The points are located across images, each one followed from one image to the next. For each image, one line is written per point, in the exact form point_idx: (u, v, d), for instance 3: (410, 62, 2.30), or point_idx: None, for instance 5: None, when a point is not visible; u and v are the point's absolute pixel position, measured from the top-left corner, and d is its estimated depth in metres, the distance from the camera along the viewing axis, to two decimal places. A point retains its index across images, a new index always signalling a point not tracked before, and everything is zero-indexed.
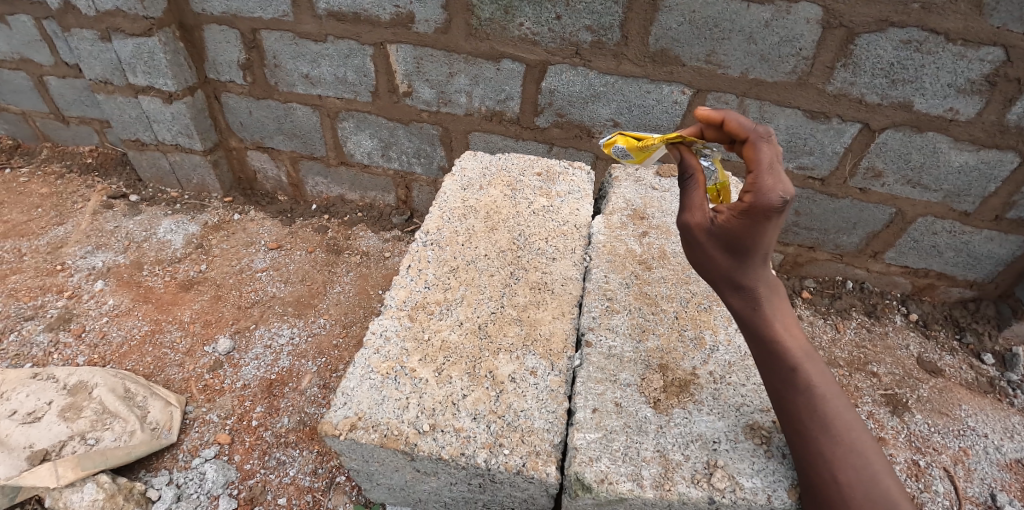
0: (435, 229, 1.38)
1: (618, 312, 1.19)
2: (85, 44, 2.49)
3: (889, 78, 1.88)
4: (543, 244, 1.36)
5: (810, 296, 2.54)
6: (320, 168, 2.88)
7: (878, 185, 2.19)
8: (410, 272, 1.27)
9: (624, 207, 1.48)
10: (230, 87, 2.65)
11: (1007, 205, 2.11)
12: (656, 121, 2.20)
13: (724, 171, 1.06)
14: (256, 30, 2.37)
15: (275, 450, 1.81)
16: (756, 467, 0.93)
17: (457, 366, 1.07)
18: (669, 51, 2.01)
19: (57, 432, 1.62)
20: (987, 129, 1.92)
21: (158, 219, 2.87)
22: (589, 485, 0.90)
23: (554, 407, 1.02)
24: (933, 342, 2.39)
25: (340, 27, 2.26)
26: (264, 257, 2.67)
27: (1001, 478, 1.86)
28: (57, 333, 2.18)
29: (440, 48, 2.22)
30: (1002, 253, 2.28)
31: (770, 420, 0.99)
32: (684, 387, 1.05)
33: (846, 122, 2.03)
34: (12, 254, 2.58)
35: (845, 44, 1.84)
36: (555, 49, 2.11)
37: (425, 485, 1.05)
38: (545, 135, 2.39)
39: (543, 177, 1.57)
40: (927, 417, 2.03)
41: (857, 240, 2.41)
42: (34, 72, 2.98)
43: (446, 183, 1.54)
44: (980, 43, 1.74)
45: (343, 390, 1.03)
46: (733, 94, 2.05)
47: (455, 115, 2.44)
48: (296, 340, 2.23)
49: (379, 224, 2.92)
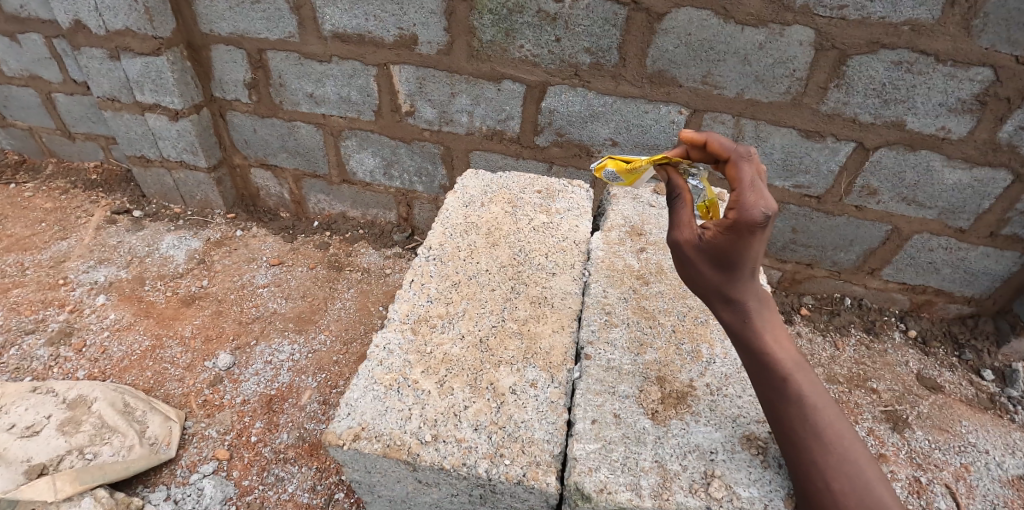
0: (437, 245, 1.41)
1: (617, 326, 1.21)
2: (95, 63, 2.54)
3: (881, 98, 1.93)
4: (543, 259, 1.38)
5: (809, 313, 2.56)
6: (322, 186, 2.92)
7: (873, 202, 2.22)
8: (412, 286, 1.29)
9: (622, 223, 1.51)
10: (235, 106, 2.70)
11: (1001, 221, 2.14)
12: (653, 140, 2.25)
13: (712, 189, 1.10)
14: (262, 50, 2.43)
15: (274, 467, 1.81)
16: (753, 477, 0.94)
17: (459, 378, 1.09)
18: (666, 72, 2.06)
19: (55, 446, 1.63)
20: (979, 147, 1.96)
21: (161, 235, 2.90)
22: (589, 495, 0.91)
23: (554, 418, 1.03)
24: (932, 358, 2.40)
25: (344, 48, 2.32)
26: (266, 273, 2.69)
27: (1004, 494, 1.85)
28: (57, 347, 2.19)
29: (442, 68, 2.28)
30: (998, 270, 2.30)
31: (766, 431, 1.00)
32: (682, 398, 1.06)
33: (840, 141, 2.07)
34: (15, 268, 2.60)
35: (837, 66, 1.89)
36: (555, 69, 2.16)
37: (427, 496, 1.06)
38: (545, 153, 2.43)
39: (543, 194, 1.60)
40: (927, 433, 2.04)
41: (853, 257, 2.44)
42: (43, 89, 3.04)
43: (449, 199, 1.57)
44: (970, 64, 1.78)
45: (347, 401, 1.04)
46: (729, 114, 2.10)
47: (457, 134, 2.48)
48: (296, 356, 2.24)
49: (380, 241, 2.94)
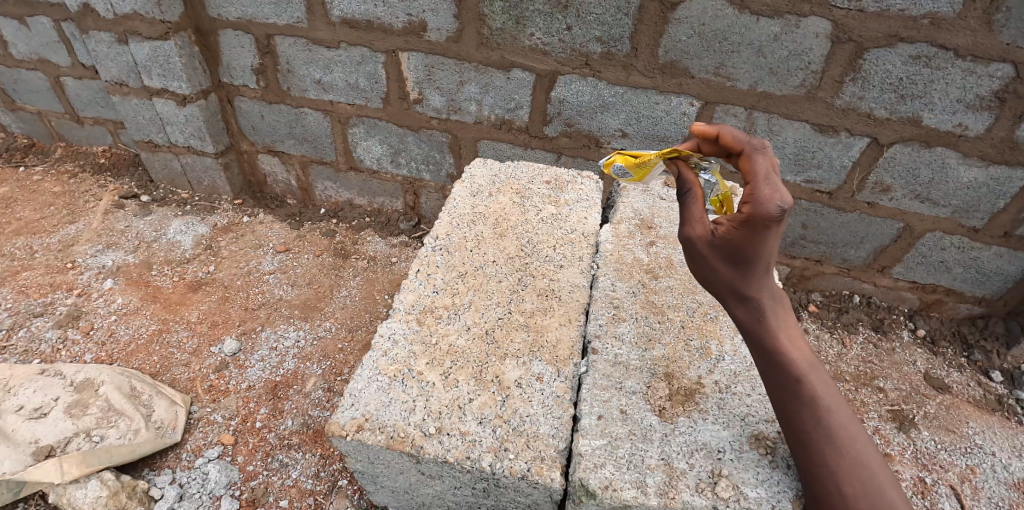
0: (445, 235, 1.40)
1: (625, 320, 1.20)
2: (103, 46, 2.53)
3: (897, 93, 1.89)
4: (550, 252, 1.37)
5: (816, 310, 2.54)
6: (329, 174, 2.91)
7: (886, 199, 2.18)
8: (418, 276, 1.28)
9: (632, 216, 1.49)
10: (243, 91, 2.68)
11: (1016, 221, 2.10)
12: (664, 132, 2.22)
13: (725, 182, 1.06)
14: (271, 36, 2.41)
15: (278, 453, 1.81)
16: (761, 477, 0.93)
17: (465, 370, 1.08)
18: (678, 63, 2.03)
19: (62, 428, 1.64)
20: (996, 145, 1.92)
21: (168, 220, 2.90)
22: (593, 492, 0.90)
23: (559, 413, 1.02)
24: (940, 358, 2.37)
25: (353, 34, 2.30)
26: (272, 259, 2.70)
27: (1010, 497, 1.84)
28: (65, 330, 2.20)
29: (451, 56, 2.25)
30: (1011, 270, 2.26)
31: (776, 430, 0.99)
32: (690, 396, 1.05)
33: (854, 136, 2.03)
34: (24, 251, 2.61)
35: (854, 59, 1.85)
36: (565, 59, 2.13)
37: (430, 488, 1.05)
38: (553, 144, 2.40)
39: (552, 185, 1.58)
40: (934, 434, 2.02)
41: (864, 254, 2.41)
42: (51, 73, 3.04)
43: (456, 189, 1.56)
44: (990, 59, 1.74)
45: (351, 391, 1.04)
46: (742, 107, 2.06)
47: (465, 123, 2.46)
48: (302, 343, 2.24)
49: (387, 229, 2.93)
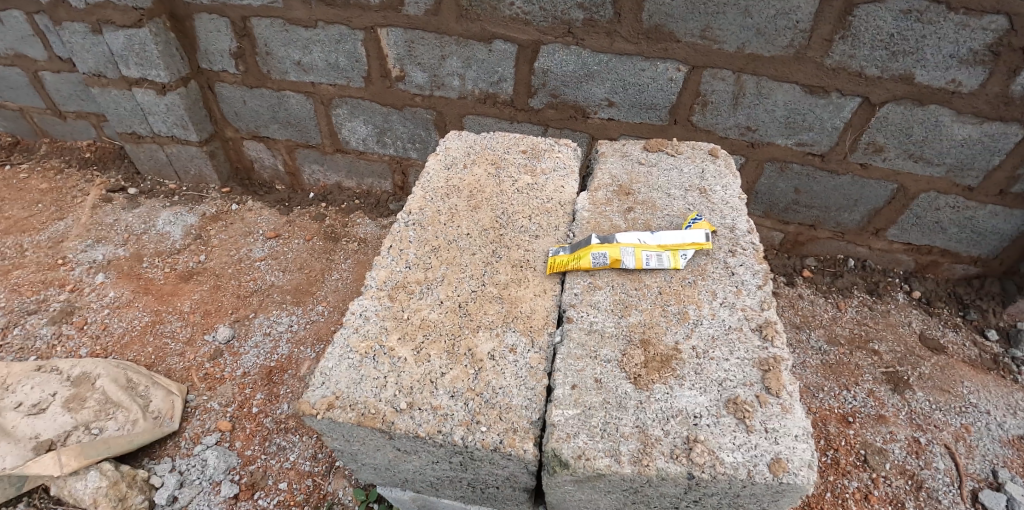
0: (418, 209, 1.37)
1: (601, 288, 1.17)
2: (76, 37, 2.47)
3: (889, 50, 1.83)
4: (526, 222, 1.34)
5: (811, 274, 2.53)
6: (315, 156, 2.87)
7: (879, 160, 2.14)
8: (391, 252, 1.26)
9: (610, 182, 1.45)
10: (223, 77, 2.63)
11: (1011, 178, 2.06)
12: (651, 100, 2.17)
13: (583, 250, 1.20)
14: (247, 17, 2.35)
15: (276, 436, 1.82)
16: (738, 441, 0.91)
17: (437, 344, 1.07)
18: (663, 27, 1.97)
19: (62, 423, 1.64)
20: (991, 101, 1.87)
21: (157, 212, 2.87)
22: (566, 461, 0.89)
23: (532, 384, 1.01)
24: (936, 318, 2.36)
25: (329, 12, 2.24)
26: (263, 246, 2.67)
27: (1004, 454, 1.85)
28: (60, 326, 2.20)
29: (431, 30, 2.20)
30: (1007, 228, 2.24)
31: (753, 395, 0.97)
32: (666, 362, 1.03)
33: (845, 97, 1.98)
34: (13, 250, 2.59)
35: (843, 16, 1.79)
36: (547, 27, 2.07)
37: (409, 464, 1.05)
38: (539, 116, 2.36)
39: (528, 154, 1.55)
40: (928, 394, 2.02)
41: (858, 216, 2.38)
42: (29, 68, 2.98)
43: (430, 162, 1.53)
44: (983, 11, 1.68)
45: (322, 370, 1.02)
46: (729, 70, 2.02)
47: (449, 98, 2.41)
48: (295, 327, 2.23)
49: (377, 211, 2.90)
